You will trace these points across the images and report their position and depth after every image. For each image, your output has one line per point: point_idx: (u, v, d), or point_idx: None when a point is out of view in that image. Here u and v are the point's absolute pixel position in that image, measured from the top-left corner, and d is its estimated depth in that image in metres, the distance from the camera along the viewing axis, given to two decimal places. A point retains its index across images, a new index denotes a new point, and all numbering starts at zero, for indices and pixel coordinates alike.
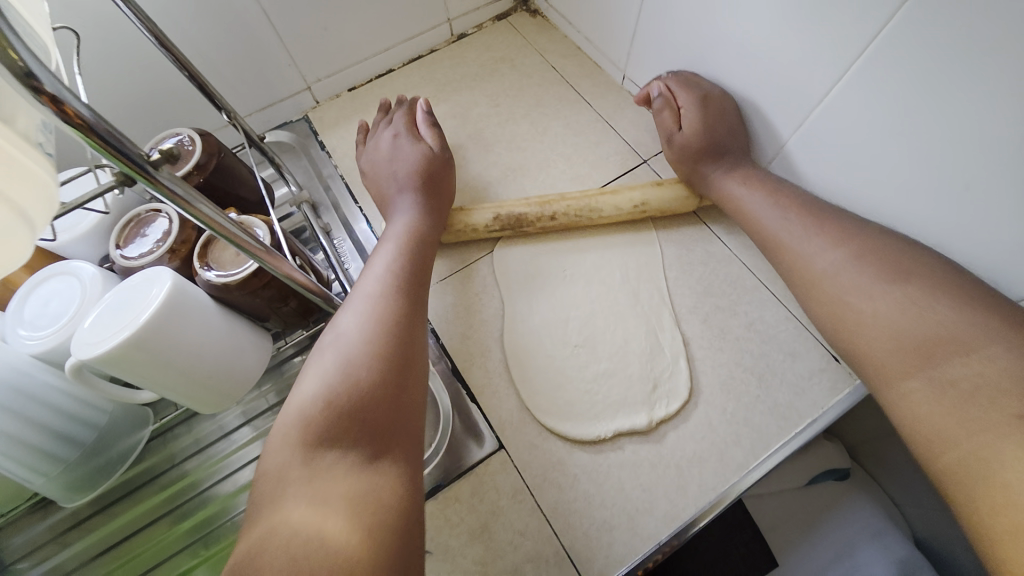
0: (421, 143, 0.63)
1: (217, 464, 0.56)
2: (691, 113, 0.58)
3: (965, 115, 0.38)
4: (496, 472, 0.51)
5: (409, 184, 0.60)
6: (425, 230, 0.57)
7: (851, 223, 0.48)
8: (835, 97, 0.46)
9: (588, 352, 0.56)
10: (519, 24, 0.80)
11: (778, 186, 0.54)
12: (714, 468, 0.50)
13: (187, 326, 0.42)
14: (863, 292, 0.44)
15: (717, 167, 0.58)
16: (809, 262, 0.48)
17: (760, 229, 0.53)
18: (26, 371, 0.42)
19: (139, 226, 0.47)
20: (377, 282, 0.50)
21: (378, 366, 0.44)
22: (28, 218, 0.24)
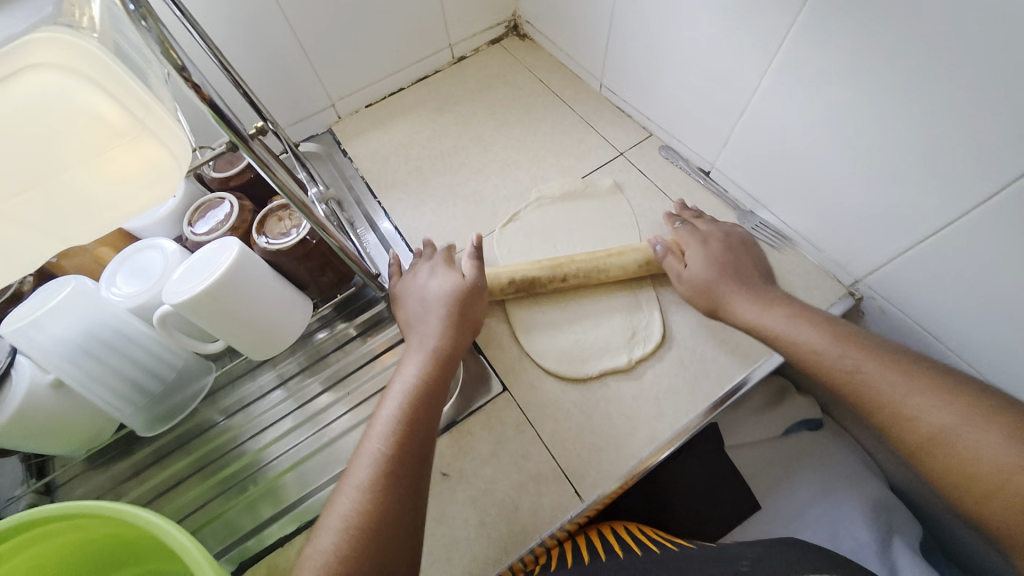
0: (452, 274, 0.63)
1: (257, 418, 0.65)
2: (696, 253, 0.62)
3: (867, 77, 0.50)
4: (500, 409, 0.60)
5: (434, 319, 0.59)
6: (437, 375, 0.54)
7: (907, 361, 0.46)
8: (772, 74, 0.58)
9: (577, 310, 0.66)
10: (511, 47, 0.93)
11: (812, 317, 0.53)
12: (687, 398, 0.59)
13: (250, 283, 0.51)
14: (954, 434, 0.40)
15: (736, 290, 0.59)
16: (873, 391, 0.45)
17: (793, 347, 0.52)
18: (120, 316, 0.50)
19: (206, 210, 0.58)
20: (382, 443, 0.48)
21: (372, 558, 0.41)
22: (181, 163, 0.34)
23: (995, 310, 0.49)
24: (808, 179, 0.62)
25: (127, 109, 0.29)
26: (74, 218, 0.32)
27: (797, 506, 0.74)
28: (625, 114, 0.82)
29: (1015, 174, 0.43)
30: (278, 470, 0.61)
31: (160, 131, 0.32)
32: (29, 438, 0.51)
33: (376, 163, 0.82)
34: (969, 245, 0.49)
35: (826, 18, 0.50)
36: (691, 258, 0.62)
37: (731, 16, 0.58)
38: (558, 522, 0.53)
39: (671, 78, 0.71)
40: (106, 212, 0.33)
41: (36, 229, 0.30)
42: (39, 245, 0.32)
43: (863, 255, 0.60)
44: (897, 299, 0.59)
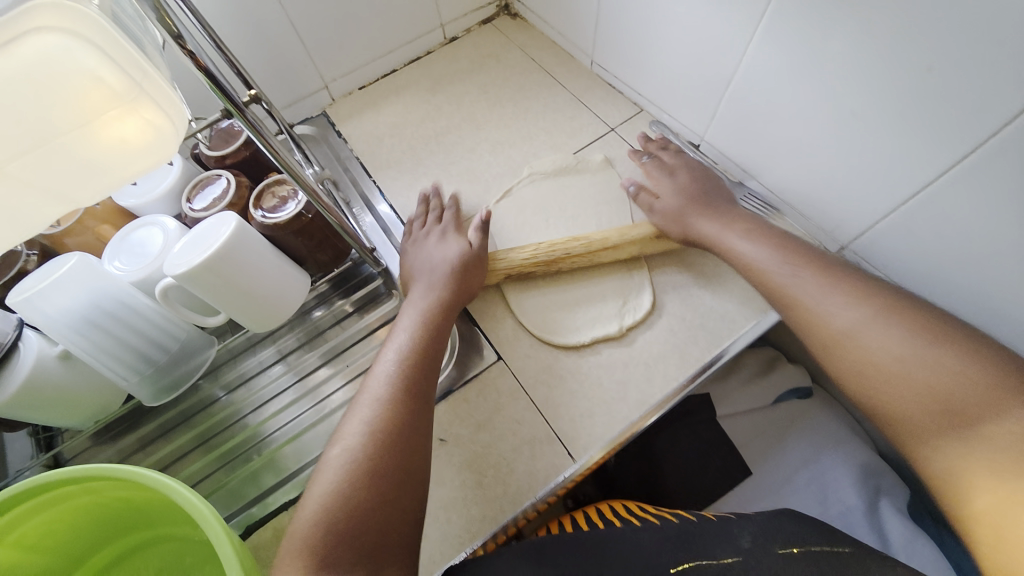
0: (461, 240, 0.66)
1: (258, 392, 0.67)
2: (666, 186, 0.67)
3: (846, 44, 0.50)
4: (495, 377, 0.62)
5: (437, 274, 0.62)
6: (437, 324, 0.57)
7: (866, 285, 0.49)
8: (758, 43, 0.59)
9: (569, 282, 0.67)
10: (502, 26, 0.93)
11: (784, 245, 0.56)
12: (676, 364, 0.61)
13: (248, 256, 0.53)
14: (888, 352, 0.44)
15: (754, 252, 0.56)
16: (825, 318, 0.48)
17: (828, 323, 0.48)
18: (122, 287, 0.52)
19: (203, 187, 0.59)
20: (387, 382, 0.51)
21: (378, 475, 0.44)
22: (178, 126, 0.36)
23: (974, 268, 0.51)
24: (792, 148, 0.63)
25: (124, 72, 0.31)
26: (82, 182, 0.34)
27: (788, 472, 0.76)
28: (616, 90, 0.83)
29: (989, 133, 0.44)
30: (279, 441, 0.63)
31: (157, 95, 0.33)
32: (39, 409, 0.53)
33: (370, 144, 0.83)
34: (948, 205, 0.50)
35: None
36: (663, 190, 0.67)
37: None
38: (551, 483, 0.55)
39: (660, 52, 0.72)
40: (110, 176, 0.35)
41: (45, 191, 0.32)
42: (49, 208, 0.33)
43: (849, 221, 0.61)
44: (881, 264, 0.60)
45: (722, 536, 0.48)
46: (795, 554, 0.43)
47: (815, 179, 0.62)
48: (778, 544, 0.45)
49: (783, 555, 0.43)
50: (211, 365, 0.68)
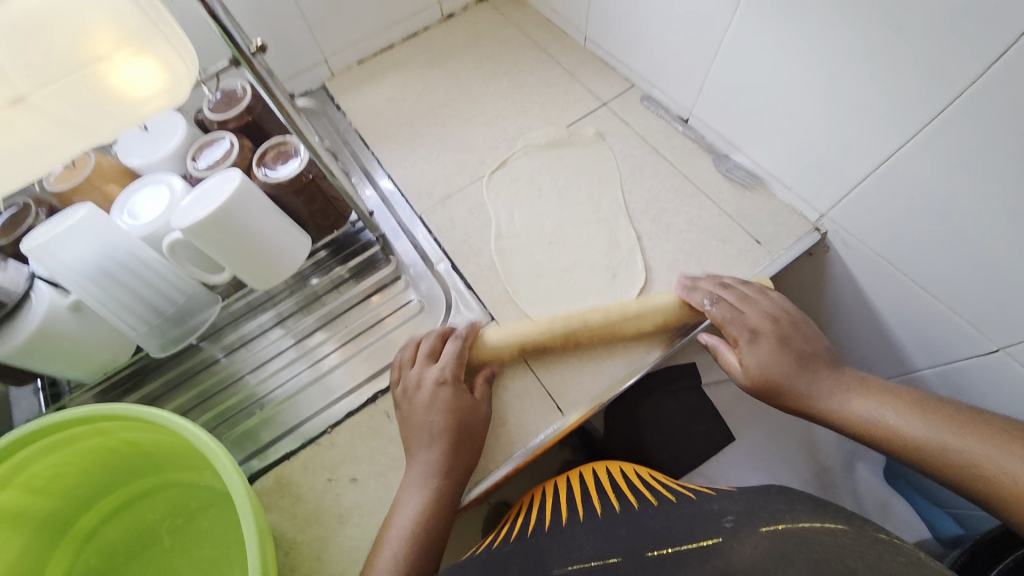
0: (459, 397, 0.57)
1: (258, 353, 0.69)
2: (748, 350, 0.57)
3: (824, 15, 0.53)
4: None
5: (432, 458, 0.54)
6: (431, 531, 0.51)
7: None
8: (743, 10, 0.60)
9: (561, 249, 0.70)
10: (499, 5, 0.95)
11: (926, 408, 0.49)
12: (661, 324, 0.64)
13: (252, 214, 0.55)
14: None
15: (901, 420, 0.49)
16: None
17: (1015, 492, 0.42)
18: (130, 234, 0.54)
19: (207, 148, 0.61)
20: None
21: None
22: (191, 70, 0.38)
23: (941, 230, 0.54)
24: (773, 119, 0.66)
25: (142, 9, 0.33)
26: (98, 119, 0.36)
27: (769, 435, 0.79)
28: (609, 67, 0.85)
29: (942, 106, 0.48)
30: (278, 398, 0.66)
31: (171, 38, 0.35)
32: (50, 359, 0.55)
33: (368, 117, 0.85)
34: (923, 166, 0.53)
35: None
36: (746, 352, 0.56)
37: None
38: (539, 437, 0.58)
39: (651, 28, 0.74)
40: (129, 115, 0.37)
41: (68, 124, 0.34)
42: (67, 141, 0.36)
43: (826, 193, 0.65)
44: (857, 229, 0.63)
45: (710, 520, 0.44)
46: (776, 531, 0.39)
47: (795, 150, 0.66)
48: (762, 521, 0.40)
49: (763, 530, 0.39)
50: (214, 326, 0.70)
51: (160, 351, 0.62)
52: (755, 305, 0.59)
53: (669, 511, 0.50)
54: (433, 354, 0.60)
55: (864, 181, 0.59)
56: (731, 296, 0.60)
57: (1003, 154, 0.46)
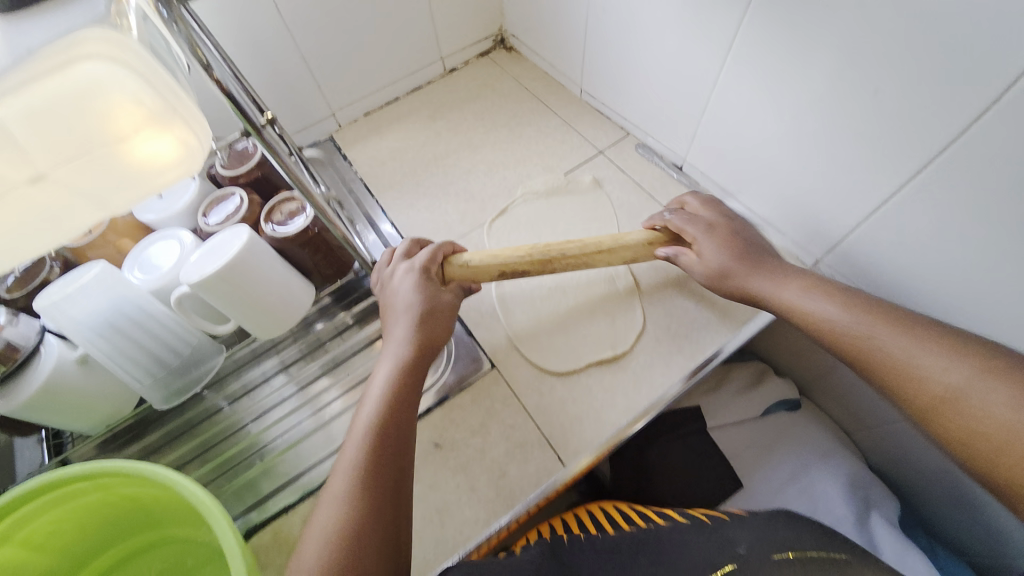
0: (428, 287, 0.61)
1: (260, 401, 0.70)
2: (707, 243, 0.62)
3: (807, 71, 0.56)
4: (489, 384, 0.64)
5: (399, 333, 0.58)
6: (400, 397, 0.52)
7: (959, 342, 0.43)
8: (728, 67, 0.64)
9: (559, 295, 0.71)
10: (498, 59, 1.00)
11: (854, 298, 0.50)
12: (662, 371, 0.64)
13: (259, 268, 0.57)
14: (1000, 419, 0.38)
15: (827, 311, 0.50)
16: (923, 379, 0.43)
17: (914, 377, 0.43)
18: (140, 289, 0.56)
19: (219, 203, 0.64)
20: (347, 473, 0.47)
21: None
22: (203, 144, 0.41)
23: (937, 276, 0.54)
24: (765, 167, 0.68)
25: (160, 93, 0.35)
26: (112, 191, 0.38)
27: (779, 482, 0.77)
28: (604, 117, 0.89)
29: (925, 158, 0.50)
30: (279, 448, 0.66)
31: (187, 116, 0.38)
32: (55, 413, 0.56)
33: (373, 167, 0.88)
34: (913, 214, 0.53)
35: (778, 8, 0.54)
36: (705, 249, 0.61)
37: (693, 18, 0.64)
38: (544, 486, 0.56)
39: (643, 81, 0.78)
40: (145, 183, 0.39)
41: (86, 196, 0.37)
42: (82, 212, 0.37)
43: (820, 238, 0.66)
44: (854, 275, 0.64)
45: (724, 547, 0.45)
46: (787, 560, 0.41)
47: (787, 196, 0.67)
48: (773, 550, 0.42)
49: (776, 560, 0.41)
50: (218, 375, 0.71)
51: (162, 403, 0.62)
52: (717, 211, 0.66)
53: (686, 543, 0.47)
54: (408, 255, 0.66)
55: (859, 226, 0.60)
56: (698, 204, 0.67)
57: (990, 202, 0.47)
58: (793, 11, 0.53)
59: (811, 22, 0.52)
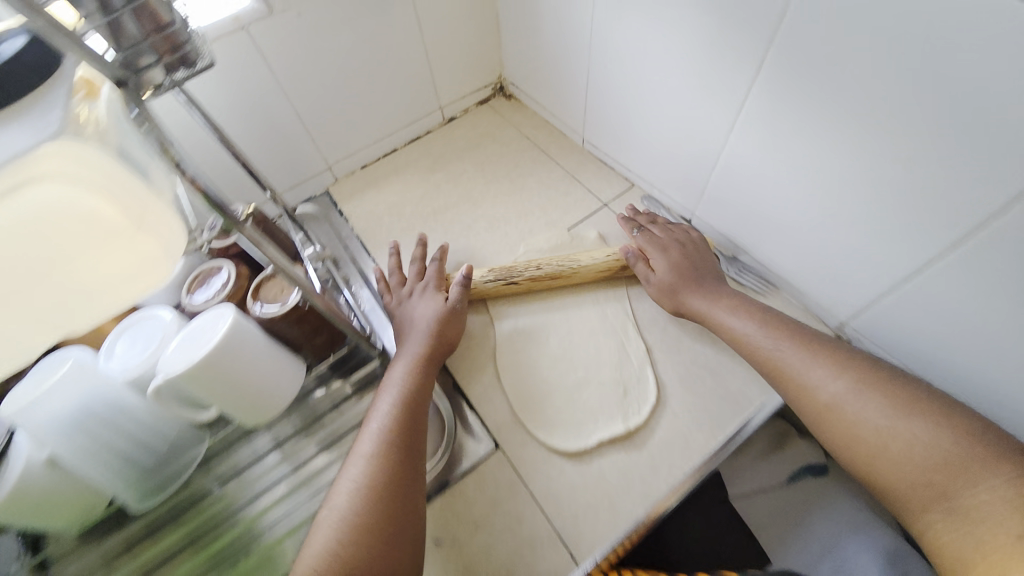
0: (441, 296, 0.67)
1: (252, 483, 0.65)
2: (660, 259, 0.67)
3: (827, 139, 0.52)
4: (493, 468, 0.60)
5: (417, 333, 0.63)
6: (421, 379, 0.58)
7: (844, 356, 0.51)
8: (739, 129, 0.60)
9: (567, 363, 0.66)
10: (498, 107, 0.98)
11: (766, 316, 0.58)
12: (681, 451, 0.59)
13: (245, 351, 0.54)
14: (870, 423, 0.45)
15: (742, 327, 0.58)
16: (813, 389, 0.50)
17: (807, 389, 0.50)
18: (115, 392, 0.53)
19: (205, 277, 0.61)
20: (376, 440, 0.52)
21: (371, 534, 0.45)
22: (173, 251, 0.37)
23: (983, 354, 0.49)
24: (784, 229, 0.63)
25: (126, 207, 0.32)
26: (68, 308, 0.34)
27: (809, 559, 0.71)
28: (608, 167, 0.86)
29: (965, 234, 0.45)
30: (273, 538, 0.60)
31: (158, 225, 0.34)
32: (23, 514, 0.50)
33: (370, 223, 0.85)
34: (952, 289, 0.49)
35: (792, 74, 0.51)
36: (658, 262, 0.66)
37: (701, 78, 0.60)
38: None
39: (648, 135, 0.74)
40: (103, 302, 0.35)
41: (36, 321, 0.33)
42: (31, 333, 0.33)
43: (845, 303, 0.61)
44: (885, 344, 0.59)
45: None
46: None
47: (808, 257, 0.63)
48: None
49: None
50: (207, 453, 0.66)
51: (136, 506, 0.59)
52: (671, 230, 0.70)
53: None
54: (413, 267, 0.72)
55: (888, 295, 0.55)
56: (658, 230, 0.70)
57: None
58: (814, 76, 0.49)
59: (832, 89, 0.48)
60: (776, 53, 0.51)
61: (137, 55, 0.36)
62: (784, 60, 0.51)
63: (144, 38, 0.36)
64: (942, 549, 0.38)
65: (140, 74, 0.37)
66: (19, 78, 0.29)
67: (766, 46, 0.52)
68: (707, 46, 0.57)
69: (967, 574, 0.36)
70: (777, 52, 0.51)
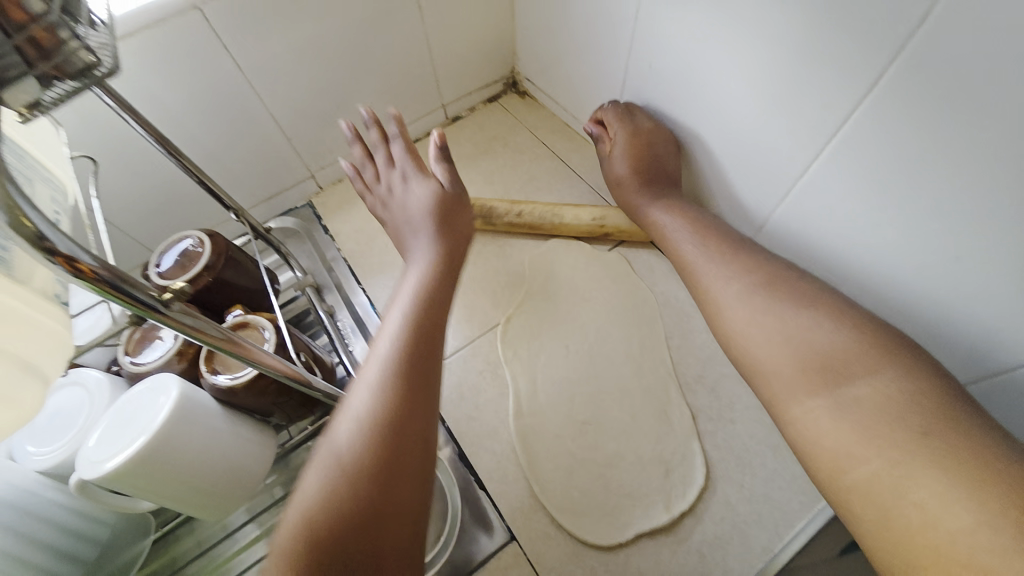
0: (427, 182, 0.50)
1: (220, 568, 0.52)
2: (620, 145, 0.63)
3: None
4: (507, 566, 0.49)
5: (423, 235, 0.49)
6: (437, 293, 0.44)
7: (753, 258, 0.48)
8: (825, 160, 0.47)
9: (596, 431, 0.55)
10: (510, 105, 0.85)
11: (697, 219, 0.56)
12: (738, 552, 0.48)
13: (192, 437, 0.42)
14: (761, 325, 0.43)
15: (671, 224, 0.57)
16: (715, 285, 0.48)
17: (706, 286, 0.49)
18: (34, 491, 0.42)
19: (150, 329, 0.49)
20: (379, 363, 0.39)
21: (367, 475, 0.34)
22: (37, 369, 0.25)
23: None
24: None
25: None
26: None
27: None
28: None
29: None
30: None
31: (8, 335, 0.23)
32: None
33: (361, 243, 0.73)
34: None
35: (913, 99, 0.37)
36: (614, 162, 0.64)
37: (778, 93, 0.47)
38: None
39: (692, 149, 0.61)
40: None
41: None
42: None
43: None
44: None
45: None
46: None
47: None
48: None
49: None
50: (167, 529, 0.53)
51: None
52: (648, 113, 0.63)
53: None
54: (382, 154, 0.53)
55: None
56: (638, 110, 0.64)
57: None
58: (950, 102, 0.35)
59: None
60: (893, 74, 0.38)
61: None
62: (908, 78, 0.37)
63: (11, 41, 0.24)
64: (819, 445, 0.36)
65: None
66: None
67: (886, 58, 0.38)
68: (793, 53, 0.44)
69: (847, 462, 0.34)
70: (898, 69, 0.37)
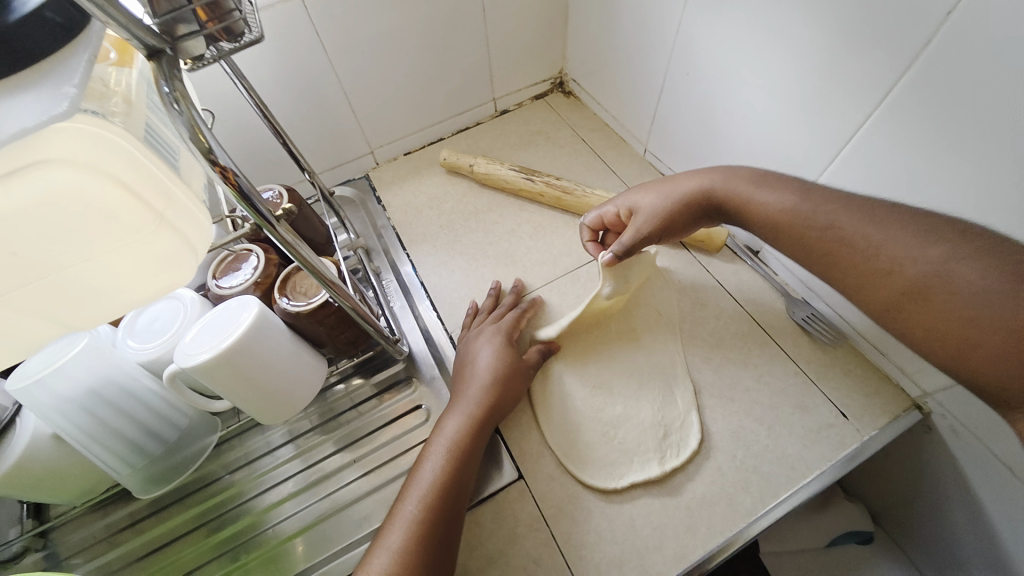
0: (500, 352, 0.60)
1: (260, 477, 0.60)
2: (645, 195, 0.61)
3: (954, 190, 0.44)
4: (515, 500, 0.55)
5: (474, 387, 0.57)
6: (467, 450, 0.52)
7: (937, 219, 0.41)
8: (841, 162, 0.52)
9: (605, 396, 0.60)
10: (555, 103, 0.92)
11: (806, 188, 0.49)
12: (723, 512, 0.52)
13: (265, 351, 0.50)
14: (970, 295, 0.37)
15: (782, 202, 0.49)
16: (896, 262, 0.41)
17: (876, 255, 0.43)
18: (134, 379, 0.51)
19: (234, 261, 0.57)
20: (408, 526, 0.46)
21: None
22: (194, 250, 0.34)
23: None
24: None
25: (146, 203, 0.30)
26: (73, 307, 0.31)
27: None
28: None
29: None
30: (286, 533, 0.56)
31: (179, 220, 0.32)
32: (43, 489, 0.51)
33: (408, 214, 0.81)
34: None
35: (919, 111, 0.43)
36: (644, 197, 0.61)
37: (802, 103, 0.53)
38: None
39: (721, 152, 0.67)
40: (111, 301, 0.32)
41: (27, 311, 0.29)
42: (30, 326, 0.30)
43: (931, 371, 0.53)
44: (971, 425, 0.51)
45: None
46: None
47: None
48: None
49: None
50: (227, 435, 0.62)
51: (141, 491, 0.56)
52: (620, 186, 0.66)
53: None
54: (494, 317, 0.65)
55: None
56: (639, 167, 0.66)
57: None
58: (946, 114, 0.42)
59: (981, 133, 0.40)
60: (903, 89, 0.44)
61: (176, 22, 0.31)
62: (911, 95, 0.43)
63: (189, 6, 0.31)
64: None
65: (176, 43, 0.32)
66: (39, 41, 0.27)
67: (894, 76, 0.44)
68: (817, 70, 0.50)
69: None
70: (905, 85, 0.43)
